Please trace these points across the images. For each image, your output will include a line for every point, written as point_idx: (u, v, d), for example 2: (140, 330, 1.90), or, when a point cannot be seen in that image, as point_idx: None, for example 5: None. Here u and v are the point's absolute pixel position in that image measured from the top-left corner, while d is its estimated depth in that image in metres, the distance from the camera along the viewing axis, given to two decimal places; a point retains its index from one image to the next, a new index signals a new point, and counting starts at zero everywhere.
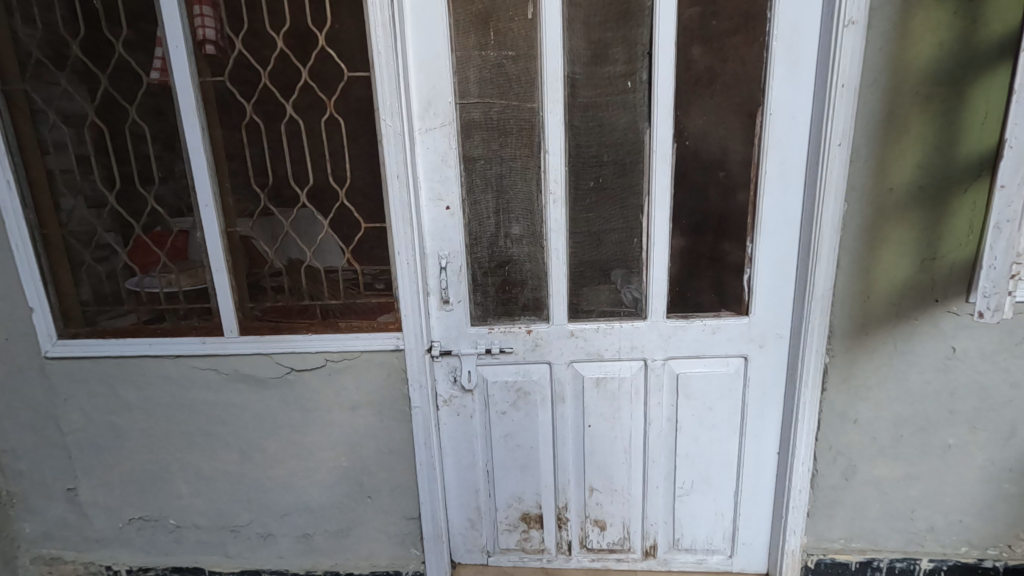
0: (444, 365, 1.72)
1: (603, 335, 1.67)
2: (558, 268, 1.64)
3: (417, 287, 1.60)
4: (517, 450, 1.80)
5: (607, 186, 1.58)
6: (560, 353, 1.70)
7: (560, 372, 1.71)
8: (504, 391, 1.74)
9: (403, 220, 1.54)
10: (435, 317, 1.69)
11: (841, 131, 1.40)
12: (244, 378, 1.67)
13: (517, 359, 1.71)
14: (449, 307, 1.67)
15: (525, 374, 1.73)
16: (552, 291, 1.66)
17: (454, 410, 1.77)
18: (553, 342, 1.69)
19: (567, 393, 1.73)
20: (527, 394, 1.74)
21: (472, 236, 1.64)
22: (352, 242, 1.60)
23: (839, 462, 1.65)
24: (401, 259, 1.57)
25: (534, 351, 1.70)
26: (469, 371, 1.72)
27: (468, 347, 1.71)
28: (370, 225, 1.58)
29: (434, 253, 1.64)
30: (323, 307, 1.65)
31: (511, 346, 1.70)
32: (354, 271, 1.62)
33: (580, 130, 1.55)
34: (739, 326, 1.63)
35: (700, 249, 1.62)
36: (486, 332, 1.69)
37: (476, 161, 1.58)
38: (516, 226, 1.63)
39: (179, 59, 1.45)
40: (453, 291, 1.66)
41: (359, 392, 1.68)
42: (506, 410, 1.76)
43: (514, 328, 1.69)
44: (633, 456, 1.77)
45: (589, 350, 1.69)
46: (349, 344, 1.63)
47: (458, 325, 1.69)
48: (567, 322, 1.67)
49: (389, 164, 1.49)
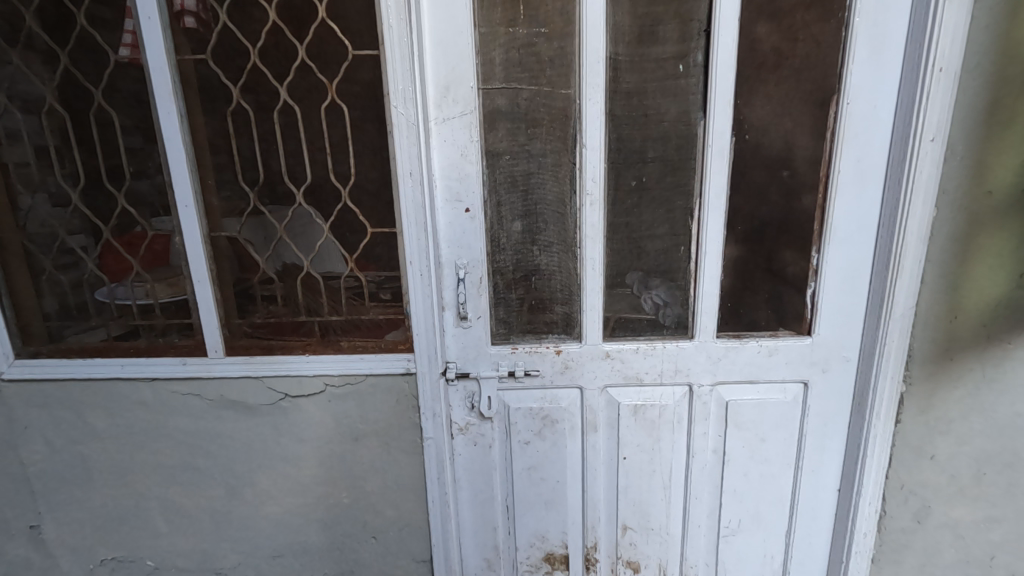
0: (461, 389, 1.50)
1: (643, 357, 1.46)
2: (593, 280, 1.43)
3: (432, 301, 1.39)
4: (541, 485, 1.59)
5: (652, 187, 1.38)
6: (593, 376, 1.49)
7: (592, 397, 1.51)
8: (529, 418, 1.53)
9: (417, 224, 1.33)
10: (450, 335, 1.47)
11: (934, 123, 1.20)
12: (231, 404, 1.46)
13: (543, 382, 1.50)
14: (467, 324, 1.46)
15: (552, 399, 1.52)
16: (585, 306, 1.45)
17: (470, 440, 1.55)
18: (585, 363, 1.48)
19: (600, 421, 1.53)
20: (555, 422, 1.53)
21: (494, 243, 1.43)
22: (355, 249, 1.38)
23: (910, 502, 1.45)
24: (413, 270, 1.36)
25: (562, 375, 1.49)
26: (488, 396, 1.51)
27: (488, 369, 1.50)
28: (378, 230, 1.36)
29: (450, 263, 1.42)
30: (322, 323, 1.42)
31: (536, 369, 1.49)
32: (359, 282, 1.40)
33: (622, 120, 1.34)
34: (799, 348, 1.43)
35: (757, 259, 1.41)
36: (508, 352, 1.48)
37: (501, 156, 1.37)
38: (546, 232, 1.42)
39: (152, 33, 1.22)
40: (471, 306, 1.45)
41: (364, 421, 1.47)
42: (530, 440, 1.55)
43: (540, 348, 1.48)
44: (672, 491, 1.57)
45: (627, 374, 1.48)
46: (352, 367, 1.41)
47: (477, 344, 1.48)
48: (601, 342, 1.46)
49: (402, 160, 1.28)
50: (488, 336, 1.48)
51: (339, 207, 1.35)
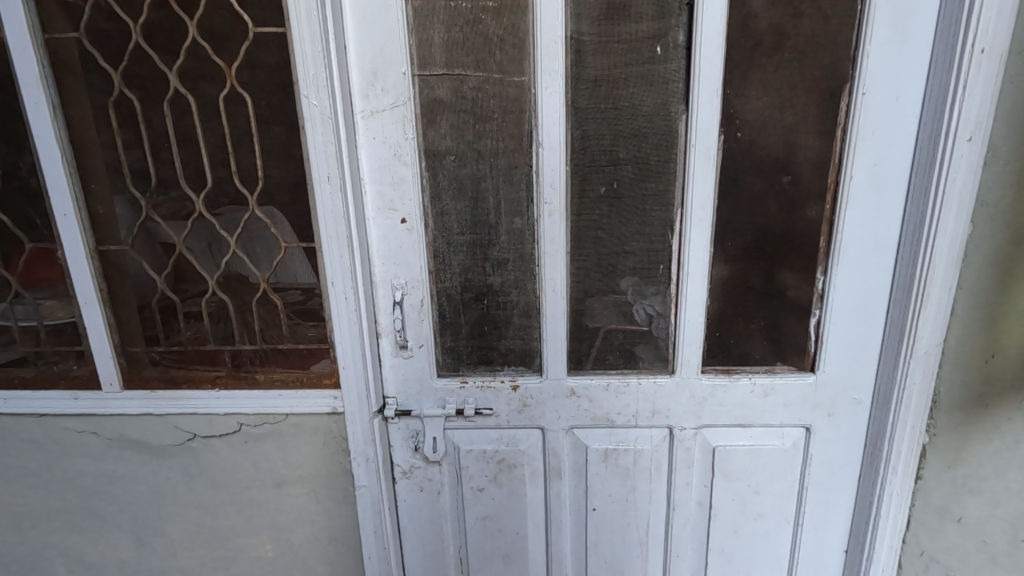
0: (403, 428, 1.30)
1: (615, 395, 1.24)
2: (554, 304, 1.20)
3: (361, 330, 1.16)
4: (498, 538, 1.37)
5: (624, 195, 1.15)
6: (556, 417, 1.27)
7: (556, 440, 1.29)
8: (482, 463, 1.31)
9: (338, 238, 1.10)
10: (387, 366, 1.25)
11: (973, 117, 0.96)
12: (133, 445, 1.26)
13: (498, 422, 1.28)
14: (407, 354, 1.24)
15: (509, 441, 1.30)
16: (546, 334, 1.22)
17: (416, 485, 1.34)
18: (547, 401, 1.26)
19: (566, 467, 1.31)
20: (513, 467, 1.31)
21: (437, 260, 1.21)
22: (269, 267, 1.16)
23: (932, 571, 1.22)
24: (336, 292, 1.13)
25: (520, 415, 1.27)
26: (434, 437, 1.30)
27: (433, 406, 1.28)
28: (296, 244, 1.14)
29: (385, 284, 1.20)
30: (234, 352, 1.21)
31: (490, 407, 1.27)
32: (274, 306, 1.18)
33: (588, 114, 1.11)
34: (801, 388, 1.20)
35: (751, 281, 1.18)
36: (456, 387, 1.26)
37: (443, 156, 1.14)
38: (499, 247, 1.19)
39: (11, 8, 1.02)
40: (411, 333, 1.23)
41: (286, 465, 1.26)
42: (484, 487, 1.34)
43: (494, 383, 1.26)
44: (650, 548, 1.34)
45: (596, 414, 1.26)
46: (269, 405, 1.20)
47: (420, 377, 1.26)
48: (565, 377, 1.24)
49: (317, 162, 1.06)
50: (432, 368, 1.26)
51: (247, 217, 1.13)
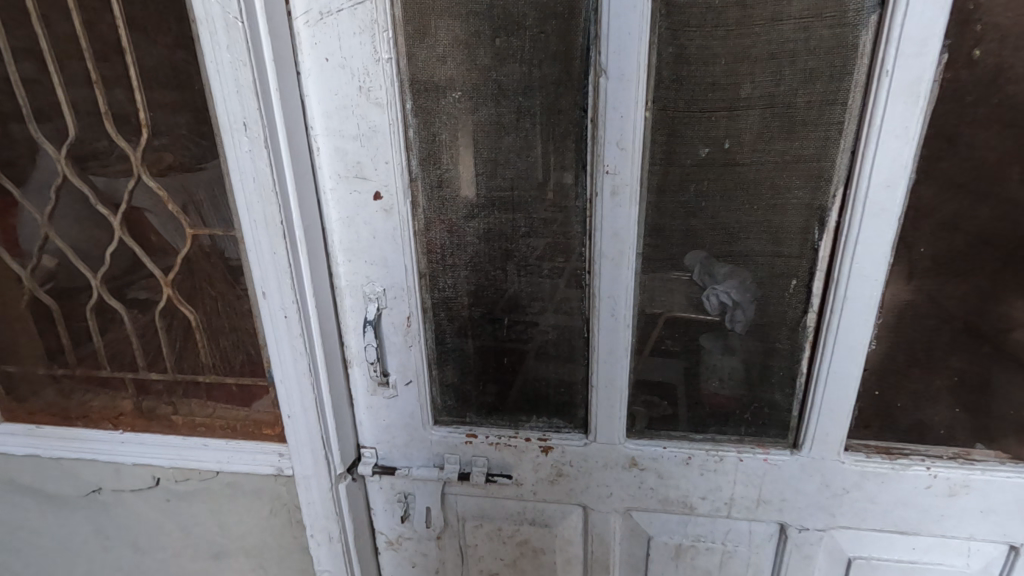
0: (385, 491, 0.91)
1: (698, 472, 0.81)
2: (612, 334, 0.76)
3: (313, 363, 0.77)
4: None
5: (743, 161, 0.68)
6: (606, 494, 0.85)
7: (603, 524, 0.88)
8: (496, 543, 0.93)
9: (268, 224, 0.69)
10: (359, 407, 0.86)
11: None
12: (27, 491, 0.93)
13: (520, 494, 0.88)
14: (387, 394, 0.84)
15: (535, 519, 0.90)
16: (596, 377, 0.79)
17: (405, 561, 0.97)
18: (593, 472, 0.84)
19: (616, 561, 0.90)
20: (540, 553, 0.92)
21: (432, 258, 0.78)
22: (173, 263, 0.78)
23: None
24: (271, 307, 0.73)
25: (551, 487, 0.86)
26: (427, 507, 0.90)
27: (426, 466, 0.88)
28: (212, 230, 0.75)
29: (354, 293, 0.79)
30: (138, 381, 0.84)
31: (507, 473, 0.86)
32: (190, 321, 0.80)
33: (692, 18, 0.63)
34: (1016, 489, 0.73)
35: (951, 313, 0.70)
36: (460, 442, 0.86)
37: (442, 91, 0.70)
38: (529, 241, 0.75)
39: None
40: (393, 363, 0.83)
41: (225, 532, 0.91)
42: (499, 572, 0.95)
43: (514, 441, 0.85)
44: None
45: (667, 496, 0.83)
46: (190, 458, 0.84)
47: (408, 425, 0.86)
48: (622, 441, 0.82)
49: (227, 99, 0.64)
50: (426, 414, 0.85)
51: (134, 187, 0.75)
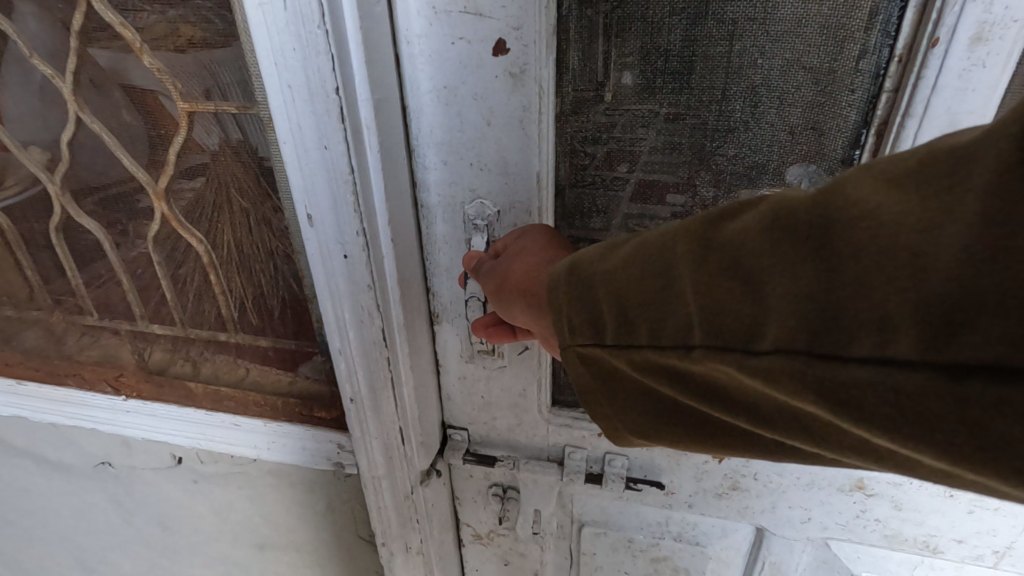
0: (475, 483, 0.66)
1: (964, 509, 0.53)
2: None
3: (385, 329, 0.49)
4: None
5: None
6: (800, 519, 0.59)
7: (784, 553, 0.62)
8: (621, 556, 0.68)
9: (309, 95, 0.38)
10: (446, 377, 0.59)
11: None
12: (25, 454, 0.73)
13: (670, 504, 0.62)
14: (490, 362, 0.56)
15: (682, 534, 0.65)
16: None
17: (494, 558, 0.73)
18: (789, 491, 0.57)
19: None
20: (683, 574, 0.67)
21: (574, 157, 0.47)
22: (165, 163, 0.49)
23: None
24: (317, 241, 0.44)
25: (716, 504, 0.60)
26: (537, 509, 0.66)
27: (539, 458, 0.62)
28: (217, 106, 0.45)
29: (446, 214, 0.49)
30: (139, 335, 0.59)
31: (656, 481, 0.60)
32: (200, 254, 0.53)
33: None
34: None
35: None
36: (591, 436, 0.59)
37: None
38: (752, 136, 0.43)
39: None
40: None
41: (271, 522, 0.70)
42: None
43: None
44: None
45: (896, 533, 0.57)
46: (218, 439, 0.61)
47: (513, 405, 0.59)
48: None
49: None
50: (544, 394, 0.58)
51: (87, 32, 0.45)
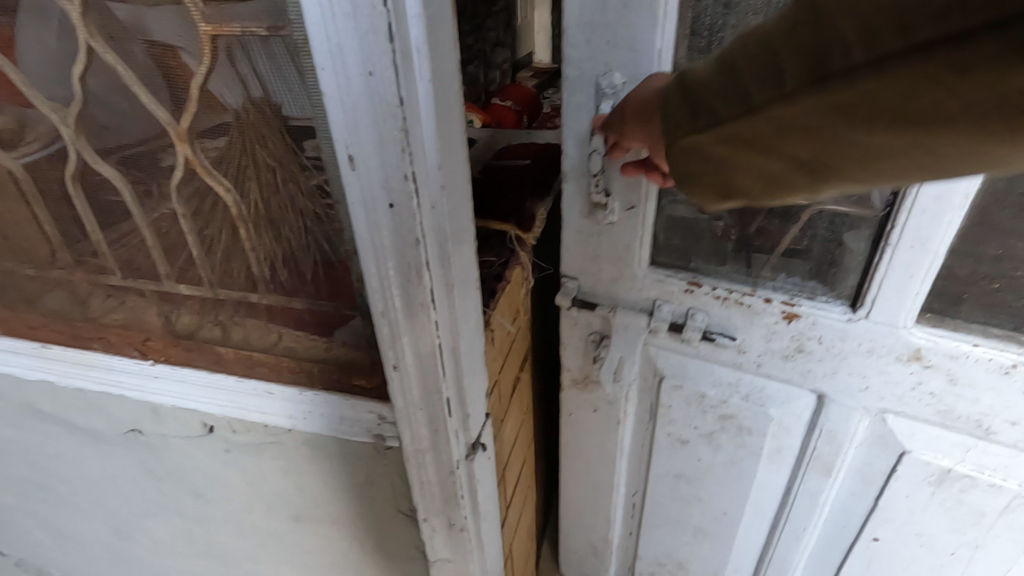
0: (575, 326, 0.73)
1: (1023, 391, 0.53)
2: (947, 198, 0.47)
3: (433, 290, 0.44)
4: (693, 506, 0.83)
5: None
6: (858, 387, 0.61)
7: (842, 420, 0.64)
8: (693, 411, 0.73)
9: (352, 12, 0.32)
10: (563, 238, 0.67)
11: None
12: (55, 420, 0.71)
13: (739, 362, 0.66)
14: (602, 219, 0.62)
15: (750, 396, 0.68)
16: (908, 202, 0.49)
17: (587, 404, 0.80)
18: (851, 355, 0.60)
19: (844, 465, 0.68)
20: (746, 434, 0.72)
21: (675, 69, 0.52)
22: (187, 101, 0.43)
23: None
24: (358, 189, 0.39)
25: (782, 364, 0.64)
26: (625, 356, 0.71)
27: (633, 311, 0.68)
28: (240, 28, 0.38)
29: (583, 85, 0.55)
30: (166, 296, 0.55)
31: (730, 334, 0.64)
32: (226, 205, 0.48)
33: None
34: None
35: None
36: (679, 292, 0.64)
37: None
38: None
39: None
40: (620, 182, 0.59)
41: (306, 494, 0.66)
42: (691, 444, 0.76)
43: (750, 299, 0.61)
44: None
45: (953, 408, 0.57)
46: (251, 407, 0.57)
47: (616, 261, 0.66)
48: (907, 324, 0.55)
49: None
50: (644, 251, 0.64)
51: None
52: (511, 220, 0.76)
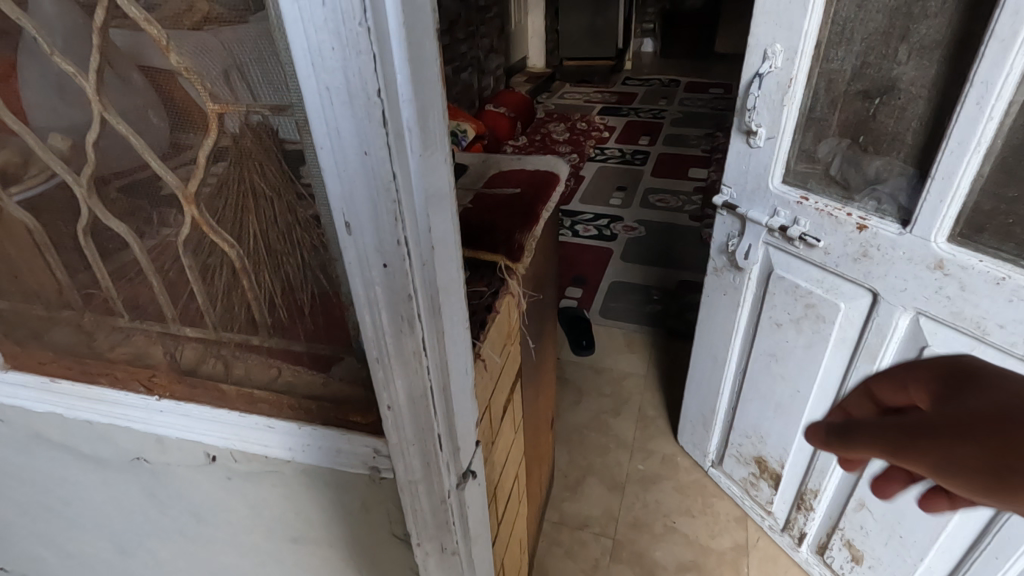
0: (723, 219, 1.23)
1: (1006, 298, 0.78)
2: (969, 126, 0.77)
3: (424, 338, 0.47)
4: (778, 383, 1.21)
5: None
6: (899, 289, 0.91)
7: (887, 316, 0.94)
8: (790, 297, 1.11)
9: (348, 99, 0.35)
10: (728, 159, 1.12)
11: None
12: (61, 447, 0.74)
13: (818, 259, 1.02)
14: (754, 143, 1.05)
15: (830, 290, 1.04)
16: (951, 133, 0.79)
17: (721, 288, 1.30)
18: (897, 264, 0.90)
19: (884, 357, 0.98)
20: (822, 321, 1.07)
21: (817, 55, 0.95)
22: (193, 165, 0.47)
23: None
24: (355, 249, 0.42)
25: (852, 265, 0.97)
26: (751, 244, 1.16)
27: (762, 212, 1.10)
28: (246, 106, 0.43)
29: (757, 53, 0.99)
30: (171, 336, 0.58)
31: (818, 238, 1.00)
32: (227, 256, 0.51)
33: None
34: None
35: None
36: (793, 201, 1.02)
37: None
38: (918, 36, 0.85)
39: None
40: (765, 119, 1.02)
41: (304, 518, 0.69)
42: (783, 324, 1.15)
43: (835, 212, 0.97)
44: (952, 514, 0.96)
45: (960, 310, 0.84)
46: (251, 439, 0.60)
47: (761, 173, 1.07)
48: (939, 239, 0.84)
49: None
50: (779, 171, 1.05)
51: (108, 28, 0.42)
52: (501, 250, 0.80)
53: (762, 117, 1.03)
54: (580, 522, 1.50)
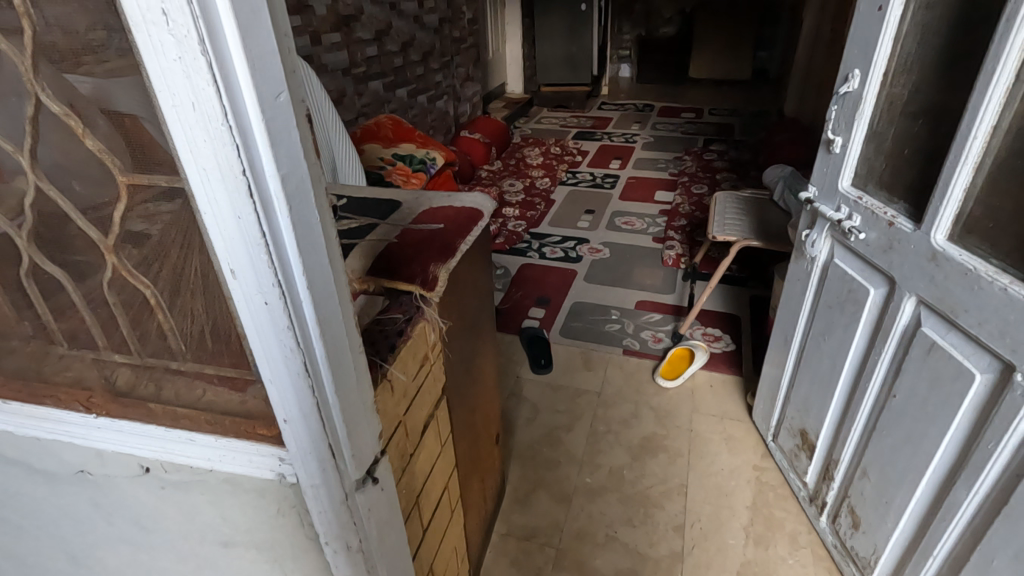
0: (809, 213, 1.44)
1: (971, 287, 0.94)
2: (963, 144, 0.94)
3: (309, 361, 0.56)
4: (822, 358, 1.42)
5: None
6: (907, 275, 1.10)
7: (898, 300, 1.13)
8: (841, 282, 1.33)
9: (221, 179, 0.46)
10: (814, 164, 1.36)
11: None
12: (15, 462, 0.82)
13: (862, 250, 1.22)
14: (832, 149, 1.29)
15: (865, 276, 1.25)
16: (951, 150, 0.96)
17: (799, 274, 1.52)
18: (906, 254, 1.09)
19: (893, 336, 1.16)
20: (858, 303, 1.27)
21: (885, 81, 1.15)
22: (111, 223, 0.56)
23: None
24: (242, 292, 0.52)
25: (881, 252, 1.16)
26: (819, 235, 1.38)
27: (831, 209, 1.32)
28: (147, 180, 0.53)
29: (842, 78, 1.24)
30: (103, 363, 0.67)
31: (861, 230, 1.21)
32: (146, 295, 0.61)
33: None
34: None
35: None
36: (852, 199, 1.24)
37: None
38: (952, 70, 1.02)
39: None
40: (841, 132, 1.25)
41: (231, 523, 0.78)
42: (833, 305, 1.36)
43: (874, 211, 1.17)
44: (921, 481, 1.11)
45: (942, 297, 1.01)
46: (177, 450, 0.69)
47: (835, 175, 1.29)
48: (936, 237, 1.02)
49: None
50: (846, 177, 1.26)
51: (38, 119, 0.53)
52: (416, 280, 0.89)
53: (839, 129, 1.26)
54: (526, 533, 1.58)
